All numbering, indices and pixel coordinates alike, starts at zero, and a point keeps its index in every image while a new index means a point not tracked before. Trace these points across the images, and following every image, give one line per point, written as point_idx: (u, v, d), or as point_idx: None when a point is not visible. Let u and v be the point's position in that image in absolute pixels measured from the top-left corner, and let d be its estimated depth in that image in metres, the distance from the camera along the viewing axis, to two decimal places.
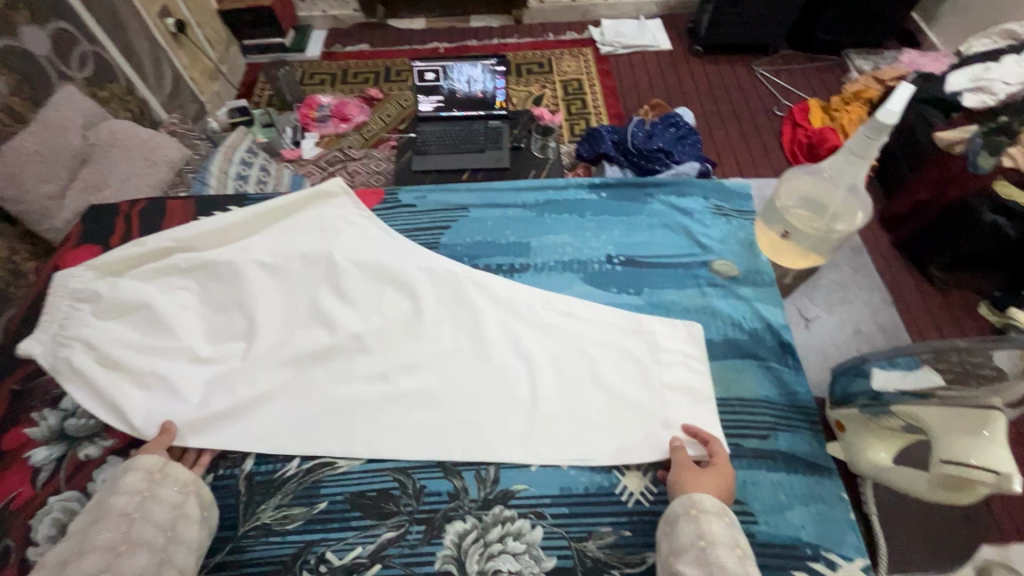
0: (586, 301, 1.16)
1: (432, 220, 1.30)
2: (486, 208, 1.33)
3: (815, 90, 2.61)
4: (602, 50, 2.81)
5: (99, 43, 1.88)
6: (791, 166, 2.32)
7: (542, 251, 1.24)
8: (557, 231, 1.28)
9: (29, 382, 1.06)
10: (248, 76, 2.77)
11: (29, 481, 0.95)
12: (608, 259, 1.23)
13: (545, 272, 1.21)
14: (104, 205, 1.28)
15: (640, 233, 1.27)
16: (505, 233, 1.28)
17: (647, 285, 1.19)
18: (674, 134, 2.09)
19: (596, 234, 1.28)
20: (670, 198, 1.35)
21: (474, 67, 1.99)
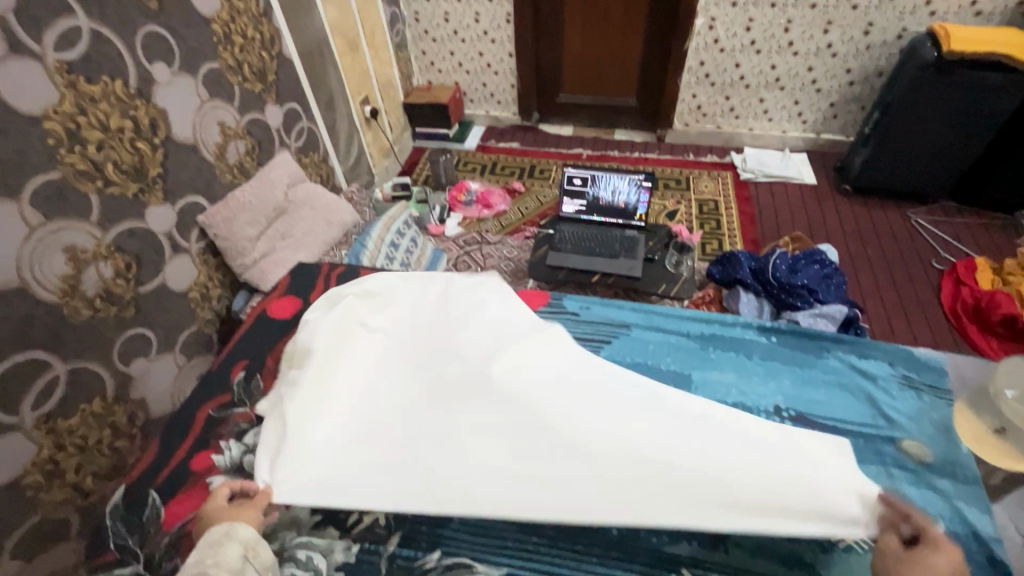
0: (719, 457, 0.96)
1: (592, 330, 1.31)
2: (647, 329, 1.31)
3: (982, 247, 2.39)
4: (743, 176, 2.86)
5: (314, 121, 2.27)
6: (951, 326, 2.09)
7: (705, 387, 1.17)
8: (720, 367, 1.22)
9: (222, 411, 1.23)
10: (412, 157, 3.16)
11: (203, 505, 1.07)
12: (776, 412, 1.12)
13: (712, 407, 1.10)
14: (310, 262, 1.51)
15: (818, 391, 1.16)
16: (665, 359, 1.24)
17: (825, 450, 1.04)
18: (821, 272, 2.00)
19: (766, 380, 1.18)
20: (849, 357, 1.25)
21: (621, 180, 2.11)
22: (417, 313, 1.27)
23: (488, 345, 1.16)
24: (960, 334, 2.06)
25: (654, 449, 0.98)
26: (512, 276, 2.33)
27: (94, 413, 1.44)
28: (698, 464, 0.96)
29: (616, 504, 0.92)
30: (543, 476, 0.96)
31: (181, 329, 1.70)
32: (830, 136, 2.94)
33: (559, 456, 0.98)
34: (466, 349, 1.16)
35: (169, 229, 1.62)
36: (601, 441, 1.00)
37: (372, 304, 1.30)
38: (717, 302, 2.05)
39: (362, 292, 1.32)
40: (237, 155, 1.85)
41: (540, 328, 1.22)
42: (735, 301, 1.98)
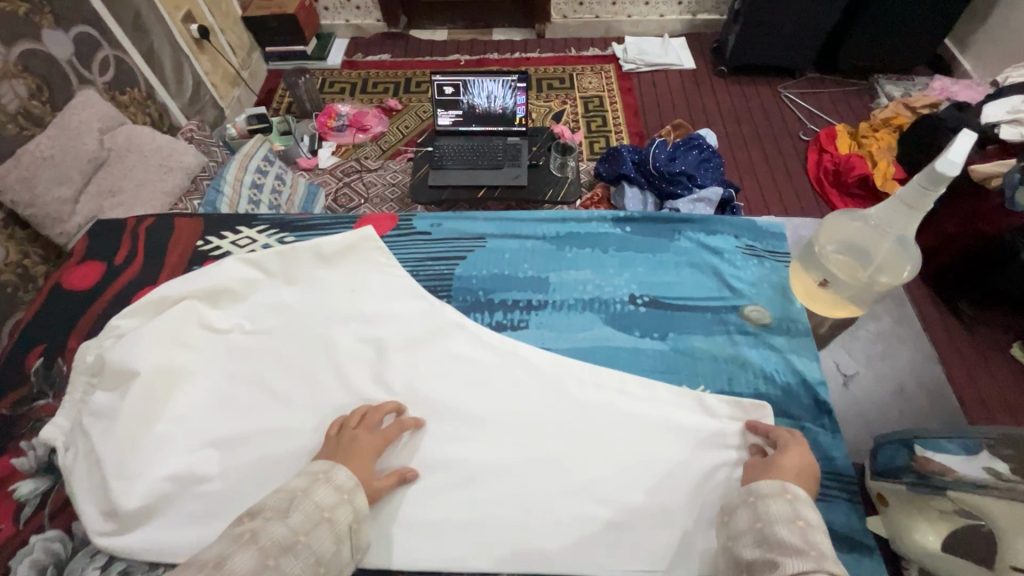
0: (613, 352, 1.05)
1: (447, 249, 1.20)
2: (503, 238, 1.22)
3: (842, 114, 2.53)
4: (625, 67, 2.78)
5: (121, 48, 1.87)
6: (816, 193, 2.24)
7: (561, 287, 1.14)
8: (576, 265, 1.17)
9: (18, 407, 0.96)
10: (268, 82, 2.77)
11: (9, 517, 0.85)
12: (631, 300, 1.12)
13: (564, 311, 1.10)
14: (108, 219, 1.22)
15: (667, 272, 1.16)
16: (522, 265, 1.17)
17: (671, 330, 1.08)
18: (699, 156, 2.03)
19: (619, 270, 1.17)
20: (700, 235, 1.23)
21: (494, 83, 1.93)
22: (286, 324, 1.06)
23: (376, 369, 1.01)
24: (824, 198, 2.22)
25: (541, 469, 0.91)
26: (400, 202, 2.24)
27: None
28: (588, 472, 0.91)
29: (500, 536, 0.86)
30: (423, 522, 0.87)
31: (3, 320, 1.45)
32: (706, 16, 2.90)
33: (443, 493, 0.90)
34: (348, 374, 1.01)
35: None
36: (489, 469, 0.91)
37: (228, 314, 1.06)
38: (607, 200, 2.05)
39: (215, 287, 1.06)
40: (16, 99, 1.49)
41: (428, 323, 1.07)
42: (622, 197, 1.98)
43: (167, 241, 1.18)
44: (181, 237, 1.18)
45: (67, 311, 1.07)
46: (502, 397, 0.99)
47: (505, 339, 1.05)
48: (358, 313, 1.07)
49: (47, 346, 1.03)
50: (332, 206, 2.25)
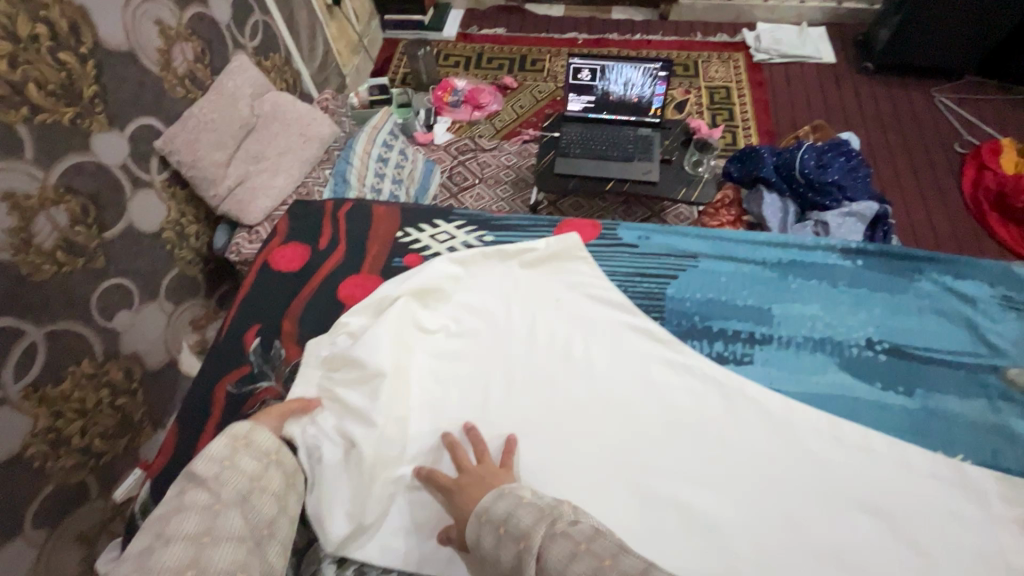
0: (848, 400, 0.99)
1: (657, 266, 1.17)
2: (719, 260, 1.17)
3: (1007, 126, 2.26)
4: (756, 57, 2.58)
5: (269, 12, 1.90)
6: (971, 215, 2.04)
7: (787, 323, 1.07)
8: (803, 299, 1.10)
9: (244, 388, 1.05)
10: (385, 51, 2.77)
11: None
12: (868, 345, 1.05)
13: (792, 349, 1.05)
14: (308, 204, 1.32)
15: (908, 318, 1.08)
16: (742, 293, 1.11)
17: (919, 385, 1.00)
18: (850, 164, 1.85)
19: (853, 310, 1.09)
20: (945, 278, 1.13)
21: (635, 69, 1.84)
22: (504, 337, 1.07)
23: (592, 390, 1.01)
24: (981, 221, 2.01)
25: (782, 529, 0.87)
26: (515, 186, 2.21)
27: (86, 374, 1.31)
28: (830, 535, 0.86)
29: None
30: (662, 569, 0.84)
31: (161, 274, 1.53)
32: (853, 5, 2.64)
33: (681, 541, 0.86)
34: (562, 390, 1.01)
35: (123, 161, 1.37)
36: (726, 515, 0.88)
37: (436, 313, 1.10)
38: (737, 204, 1.93)
39: (429, 289, 1.10)
40: (185, 62, 1.54)
41: (637, 346, 1.05)
42: (758, 202, 1.86)
43: (366, 229, 1.25)
44: (378, 227, 1.26)
45: (280, 293, 1.17)
46: (733, 441, 0.95)
47: (730, 376, 1.01)
48: (572, 331, 1.07)
49: (262, 326, 1.13)
50: (447, 183, 2.21)
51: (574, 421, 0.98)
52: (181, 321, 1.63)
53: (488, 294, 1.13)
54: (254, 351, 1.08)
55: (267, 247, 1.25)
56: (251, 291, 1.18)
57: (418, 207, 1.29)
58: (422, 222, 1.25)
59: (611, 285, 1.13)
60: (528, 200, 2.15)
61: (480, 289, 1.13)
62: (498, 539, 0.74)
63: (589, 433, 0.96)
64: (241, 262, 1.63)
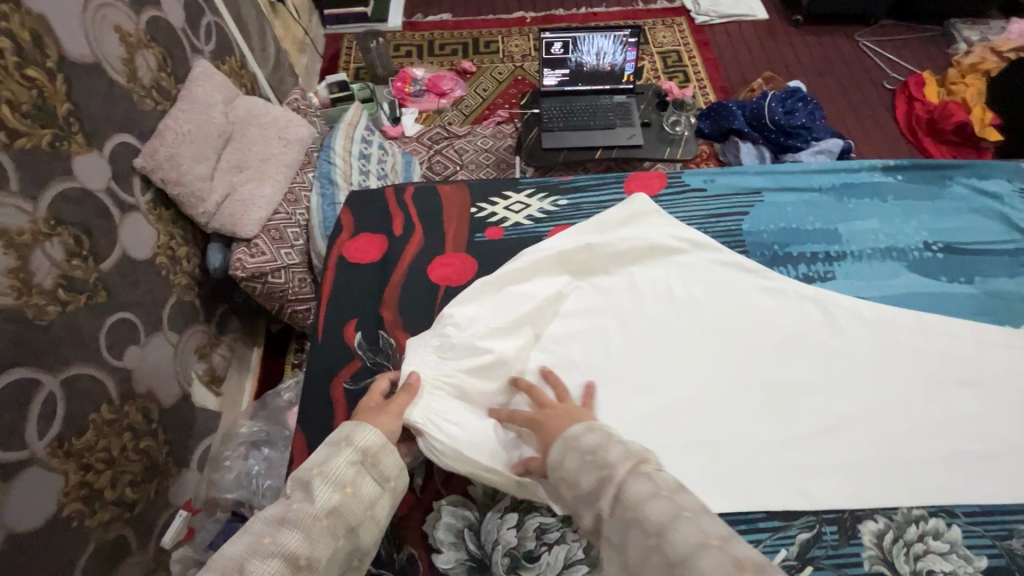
0: (923, 295, 1.10)
1: (728, 205, 1.23)
2: (780, 192, 1.25)
3: (921, 62, 2.52)
4: (697, 19, 2.71)
5: (219, 13, 1.77)
6: (909, 143, 2.27)
7: (855, 238, 1.17)
8: (862, 216, 1.21)
9: (361, 382, 1.02)
10: (330, 47, 2.65)
11: (407, 485, 0.98)
12: (927, 247, 1.17)
13: (866, 261, 1.15)
14: (367, 193, 1.28)
15: (951, 219, 1.21)
16: (809, 218, 1.20)
17: (977, 273, 1.13)
18: (809, 108, 2.00)
19: (906, 219, 1.20)
20: (972, 180, 1.27)
21: (605, 39, 1.88)
22: (609, 292, 1.11)
23: (703, 325, 1.07)
24: (918, 147, 2.25)
25: (904, 414, 0.97)
26: (497, 167, 2.21)
27: (107, 420, 1.21)
28: (944, 410, 0.97)
29: (892, 477, 0.91)
30: (817, 469, 0.92)
31: (161, 303, 1.42)
32: None
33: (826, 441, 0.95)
34: (677, 329, 1.06)
35: (107, 184, 1.25)
36: (853, 410, 0.98)
37: (537, 281, 1.09)
38: (713, 157, 2.02)
39: (533, 260, 1.09)
40: (149, 72, 1.41)
41: (733, 277, 1.12)
42: (734, 152, 1.97)
43: (439, 211, 1.23)
44: (451, 207, 1.24)
45: (367, 283, 1.13)
46: (841, 348, 1.04)
47: (822, 291, 1.10)
48: (669, 274, 1.12)
49: (359, 319, 1.09)
50: (428, 173, 2.19)
51: (696, 355, 1.04)
52: (188, 349, 1.52)
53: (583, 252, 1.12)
54: (361, 344, 1.04)
55: (337, 240, 1.20)
56: (330, 288, 1.13)
57: (483, 182, 1.28)
58: (491, 196, 1.24)
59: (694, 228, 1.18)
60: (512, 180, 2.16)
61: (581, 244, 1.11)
62: (583, 464, 0.79)
63: (714, 365, 1.02)
64: (246, 277, 1.54)
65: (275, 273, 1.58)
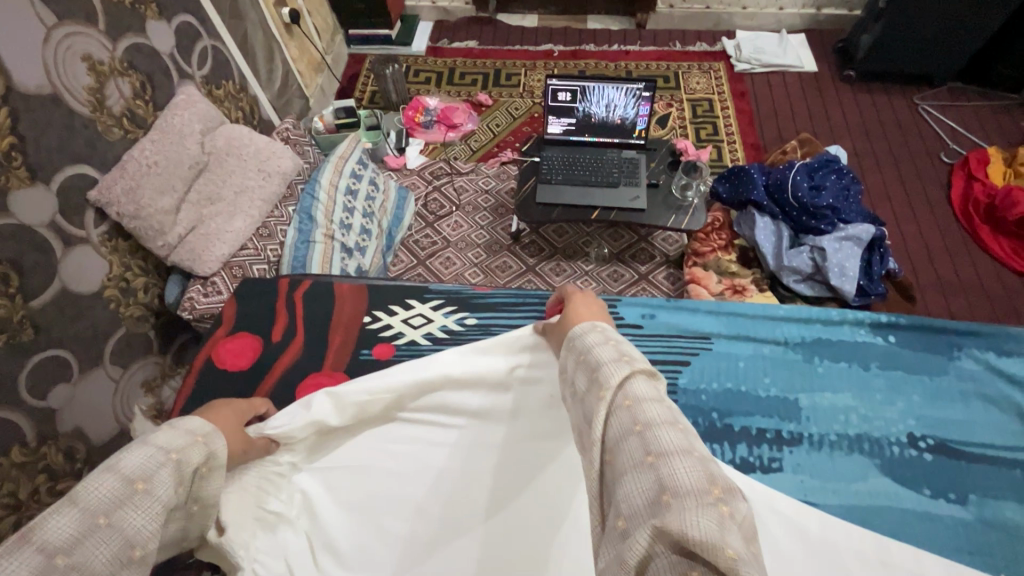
0: (886, 504, 0.95)
1: (667, 349, 1.11)
2: (735, 340, 1.12)
3: (990, 134, 2.23)
4: (736, 67, 2.51)
5: (219, 37, 1.74)
6: (963, 228, 1.99)
7: (817, 415, 1.03)
8: (833, 386, 1.07)
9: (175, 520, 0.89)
10: (351, 69, 2.61)
11: None
12: (911, 442, 1.01)
13: (827, 448, 1.00)
14: (261, 284, 1.23)
15: (950, 405, 1.05)
16: (765, 381, 1.07)
17: (970, 491, 0.96)
18: (842, 184, 1.78)
19: (890, 399, 1.05)
20: (985, 355, 1.11)
21: (617, 91, 1.72)
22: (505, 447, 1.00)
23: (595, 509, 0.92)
24: (972, 234, 1.97)
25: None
26: (494, 212, 2.09)
27: (16, 464, 1.16)
28: None
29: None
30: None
31: (106, 337, 1.37)
32: (831, 12, 2.58)
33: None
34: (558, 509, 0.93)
35: (51, 219, 1.21)
36: None
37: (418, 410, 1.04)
38: (726, 227, 1.85)
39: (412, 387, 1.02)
40: (122, 100, 1.38)
41: None
42: (749, 226, 1.78)
43: (328, 313, 1.17)
44: (341, 313, 1.17)
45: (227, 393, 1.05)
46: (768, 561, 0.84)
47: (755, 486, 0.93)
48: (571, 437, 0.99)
49: None
50: (422, 212, 2.09)
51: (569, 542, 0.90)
52: (131, 384, 1.46)
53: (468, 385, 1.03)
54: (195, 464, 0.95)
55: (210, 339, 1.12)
56: (188, 392, 1.05)
57: (389, 285, 1.21)
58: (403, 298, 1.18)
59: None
60: (509, 228, 2.03)
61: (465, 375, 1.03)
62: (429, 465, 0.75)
63: None
64: (196, 317, 1.49)
65: None
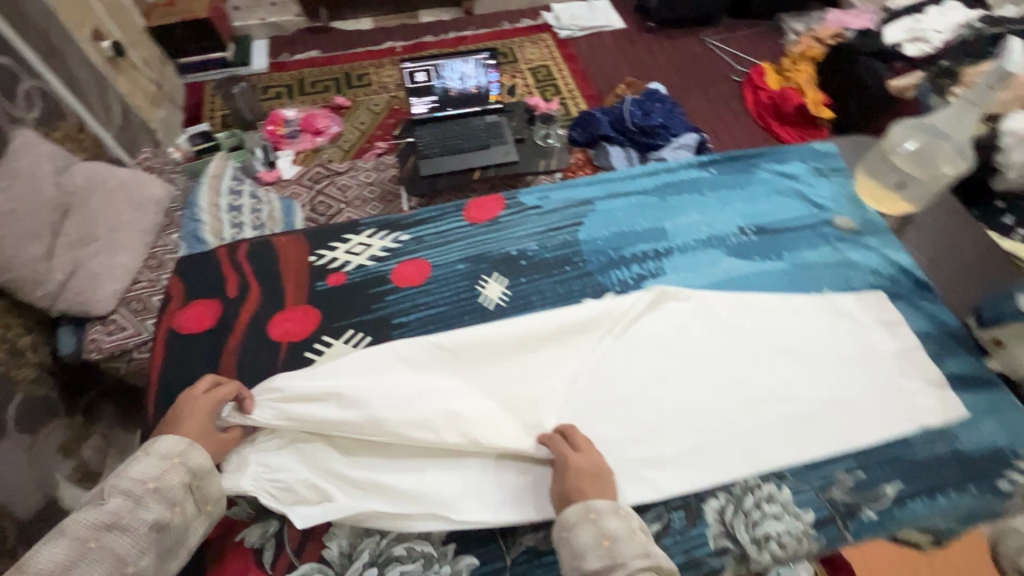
0: (744, 281, 1.05)
1: (565, 217, 1.15)
2: (609, 198, 1.18)
3: (762, 54, 2.79)
4: (561, 34, 2.85)
5: (42, 77, 1.64)
6: (760, 127, 2.50)
7: (680, 232, 1.12)
8: (684, 210, 1.16)
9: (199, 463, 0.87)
10: (192, 97, 2.52)
11: (255, 566, 0.80)
12: (742, 232, 1.13)
13: (691, 253, 1.09)
14: (195, 254, 1.12)
15: (761, 202, 1.18)
16: (637, 219, 1.14)
17: (786, 250, 1.10)
18: (666, 108, 2.15)
19: (722, 208, 1.17)
20: (774, 166, 1.26)
21: (466, 64, 1.95)
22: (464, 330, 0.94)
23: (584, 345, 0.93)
24: (768, 130, 2.48)
25: (739, 389, 0.90)
26: (383, 201, 2.17)
27: None
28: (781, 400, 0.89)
29: (740, 460, 0.83)
30: (659, 462, 0.83)
31: (4, 402, 1.27)
32: None
33: (659, 435, 0.85)
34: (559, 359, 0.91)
35: None
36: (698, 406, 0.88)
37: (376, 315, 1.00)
38: (589, 163, 2.13)
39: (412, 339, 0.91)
40: None
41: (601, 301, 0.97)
42: (606, 157, 2.08)
43: (276, 263, 1.09)
44: (289, 259, 1.10)
45: (198, 360, 0.98)
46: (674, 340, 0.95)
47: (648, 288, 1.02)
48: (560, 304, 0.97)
49: None
50: (311, 216, 2.11)
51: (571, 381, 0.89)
52: (46, 450, 1.35)
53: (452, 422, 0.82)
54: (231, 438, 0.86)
55: (164, 312, 1.04)
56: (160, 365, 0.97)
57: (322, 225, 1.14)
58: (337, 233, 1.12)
59: (532, 246, 1.10)
60: (401, 210, 2.12)
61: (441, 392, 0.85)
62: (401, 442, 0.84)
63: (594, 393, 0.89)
64: (105, 358, 1.42)
65: (142, 347, 1.45)
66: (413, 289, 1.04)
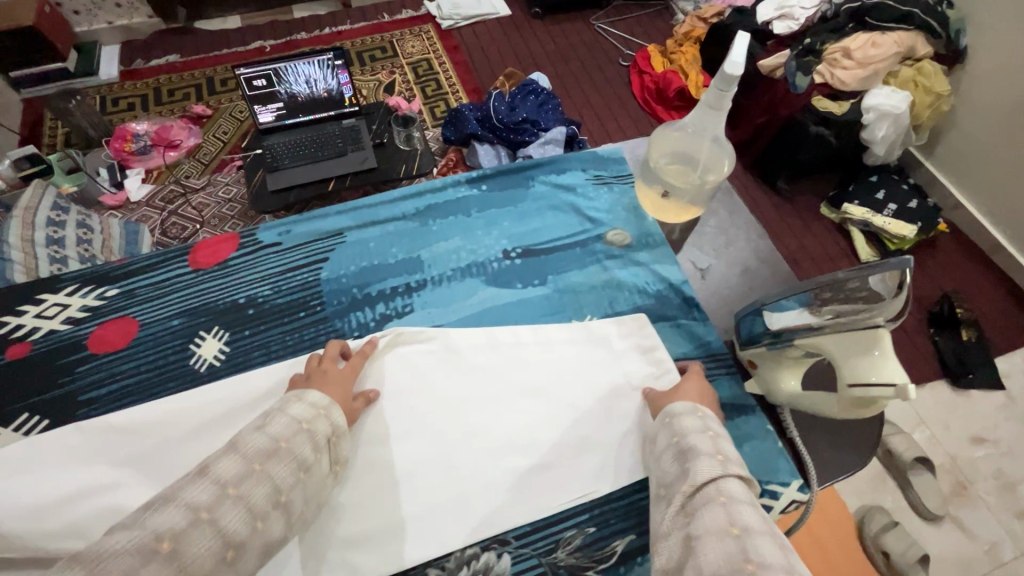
0: (494, 307, 1.13)
1: (306, 254, 1.18)
2: (362, 228, 1.23)
3: (650, 36, 2.73)
4: (443, 25, 2.70)
5: None
6: (646, 112, 2.44)
7: (436, 262, 1.19)
8: (446, 236, 1.24)
9: None
10: (29, 114, 2.28)
11: None
12: (505, 255, 1.21)
13: (445, 284, 1.16)
14: None
15: (531, 220, 1.28)
16: (391, 251, 1.20)
17: (549, 272, 1.19)
18: (537, 101, 2.06)
19: (487, 231, 1.25)
20: (550, 177, 1.37)
21: (310, 65, 1.76)
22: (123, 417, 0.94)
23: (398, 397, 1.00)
24: (654, 116, 2.42)
25: (463, 434, 0.97)
26: (243, 217, 2.00)
27: None
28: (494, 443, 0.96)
29: (453, 509, 0.90)
30: (371, 535, 0.87)
31: None
32: None
33: (394, 496, 0.91)
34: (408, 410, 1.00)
35: None
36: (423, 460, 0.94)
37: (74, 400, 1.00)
38: (461, 163, 2.04)
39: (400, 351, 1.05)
40: None
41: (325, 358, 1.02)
42: (475, 157, 1.98)
43: None
44: None
45: None
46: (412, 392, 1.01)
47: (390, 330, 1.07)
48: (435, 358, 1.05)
49: None
50: (162, 240, 1.95)
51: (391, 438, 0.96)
52: None
53: (107, 516, 0.85)
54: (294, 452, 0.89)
55: None
56: None
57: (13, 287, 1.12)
58: (26, 298, 1.10)
59: (263, 291, 1.13)
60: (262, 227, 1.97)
61: (96, 486, 0.87)
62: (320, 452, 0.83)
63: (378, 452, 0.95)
64: None
65: None
66: (110, 353, 1.05)
